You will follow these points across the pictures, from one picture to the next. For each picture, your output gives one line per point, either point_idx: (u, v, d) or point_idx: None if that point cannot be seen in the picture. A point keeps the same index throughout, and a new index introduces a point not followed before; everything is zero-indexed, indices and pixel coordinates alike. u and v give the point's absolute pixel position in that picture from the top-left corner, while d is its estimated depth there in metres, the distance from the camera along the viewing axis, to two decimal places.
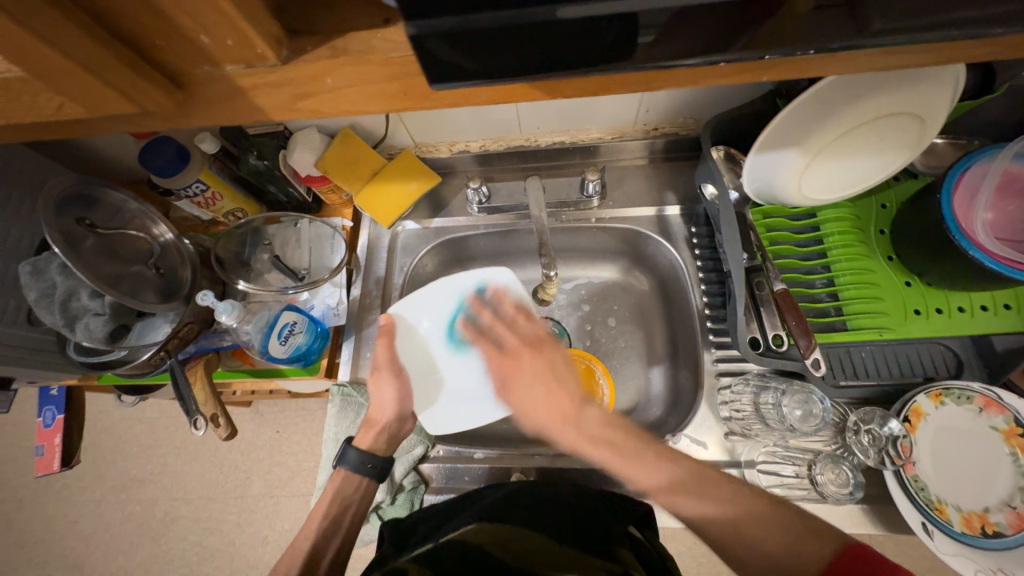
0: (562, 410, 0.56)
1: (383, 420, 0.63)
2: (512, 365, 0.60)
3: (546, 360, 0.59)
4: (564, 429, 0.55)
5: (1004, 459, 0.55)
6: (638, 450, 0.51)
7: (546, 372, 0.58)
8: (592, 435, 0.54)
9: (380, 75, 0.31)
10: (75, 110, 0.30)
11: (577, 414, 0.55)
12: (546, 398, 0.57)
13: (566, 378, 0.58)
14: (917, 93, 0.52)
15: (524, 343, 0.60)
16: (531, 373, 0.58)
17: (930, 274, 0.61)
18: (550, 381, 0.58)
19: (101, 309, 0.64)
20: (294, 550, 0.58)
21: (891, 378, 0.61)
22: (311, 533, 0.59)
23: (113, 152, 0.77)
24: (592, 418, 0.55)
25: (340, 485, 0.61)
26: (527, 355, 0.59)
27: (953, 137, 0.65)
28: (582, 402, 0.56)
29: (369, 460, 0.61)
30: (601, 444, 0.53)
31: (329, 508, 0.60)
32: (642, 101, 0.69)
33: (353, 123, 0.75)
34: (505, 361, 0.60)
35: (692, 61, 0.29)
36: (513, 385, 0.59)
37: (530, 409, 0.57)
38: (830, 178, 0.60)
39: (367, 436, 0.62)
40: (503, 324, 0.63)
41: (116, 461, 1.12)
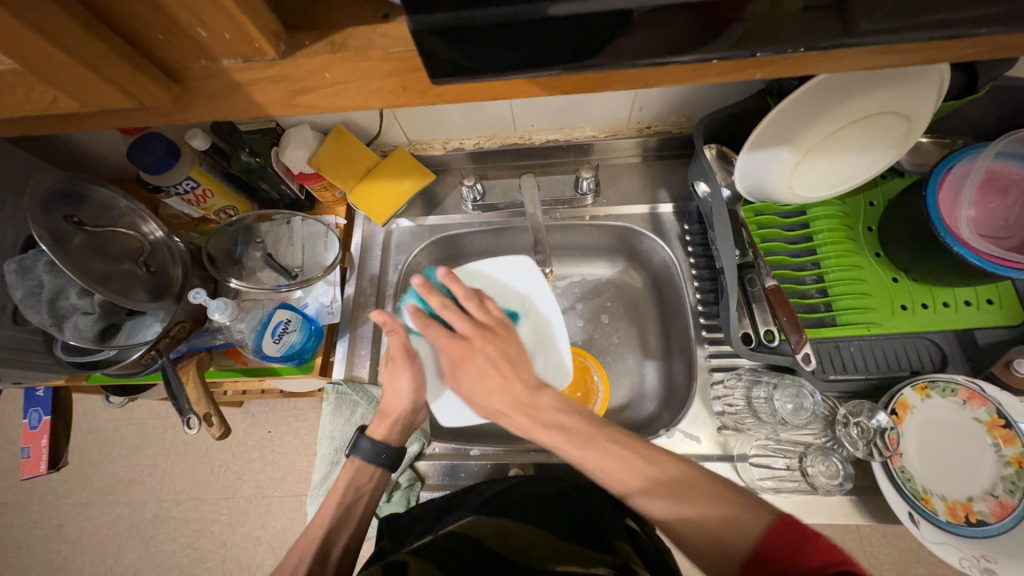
0: (514, 397, 0.56)
1: (396, 410, 0.62)
2: (463, 351, 0.58)
3: (499, 348, 0.58)
4: (517, 415, 0.56)
5: (988, 450, 0.56)
6: (605, 435, 0.52)
7: (500, 358, 0.58)
8: (544, 421, 0.54)
9: (380, 70, 0.31)
10: (70, 103, 0.30)
11: (531, 401, 0.56)
12: (499, 385, 0.57)
13: (518, 362, 0.58)
14: (904, 91, 0.53)
15: (476, 328, 0.59)
16: (484, 359, 0.58)
17: (915, 269, 0.62)
18: (503, 367, 0.57)
19: (91, 309, 0.62)
20: (305, 540, 0.58)
21: (878, 372, 0.62)
22: (325, 522, 0.59)
23: (101, 149, 0.75)
24: (546, 403, 0.55)
25: (353, 476, 0.61)
26: (479, 342, 0.58)
27: (938, 136, 0.67)
28: (537, 386, 0.57)
29: (385, 452, 0.61)
30: (555, 431, 0.53)
31: (342, 499, 0.60)
32: (635, 99, 0.70)
33: (346, 120, 0.75)
34: (457, 346, 0.58)
35: (683, 59, 0.29)
36: (465, 369, 0.58)
37: (483, 396, 0.57)
38: (821, 175, 0.61)
39: (381, 426, 0.62)
40: (454, 309, 0.60)
41: (104, 463, 1.11)
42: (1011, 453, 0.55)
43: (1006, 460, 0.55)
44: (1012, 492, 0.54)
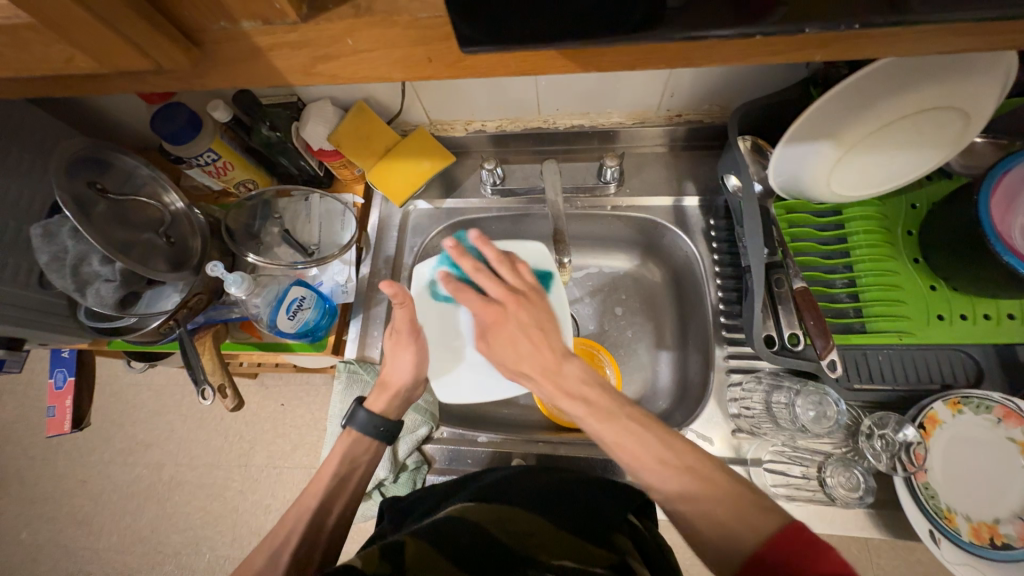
0: (545, 364, 0.52)
1: (397, 383, 0.62)
2: (496, 315, 0.53)
3: (533, 314, 0.53)
4: (543, 380, 0.52)
5: (1021, 472, 0.54)
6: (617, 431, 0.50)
7: (533, 323, 0.53)
8: (569, 391, 0.51)
9: (405, 39, 0.29)
10: (89, 63, 0.29)
11: (559, 368, 0.52)
12: (530, 352, 0.52)
13: (550, 331, 0.53)
14: (963, 85, 0.49)
15: (510, 292, 0.54)
16: (518, 326, 0.53)
17: (957, 278, 0.58)
18: (534, 334, 0.53)
19: (112, 276, 0.63)
20: (297, 509, 0.58)
21: (907, 384, 0.59)
22: (318, 491, 0.59)
23: (124, 116, 0.76)
24: (573, 373, 0.51)
25: (350, 447, 0.61)
26: (514, 307, 0.53)
27: (994, 136, 0.62)
28: (567, 355, 0.52)
29: (381, 424, 0.61)
30: (580, 403, 0.50)
31: (337, 468, 0.60)
32: (667, 85, 0.67)
33: (368, 96, 0.73)
34: (489, 310, 0.54)
35: (727, 33, 0.27)
36: (496, 335, 0.54)
37: (511, 362, 0.53)
38: (864, 173, 0.58)
39: (380, 399, 0.62)
40: (487, 272, 0.54)
41: (124, 425, 1.14)
42: None
43: None
44: None
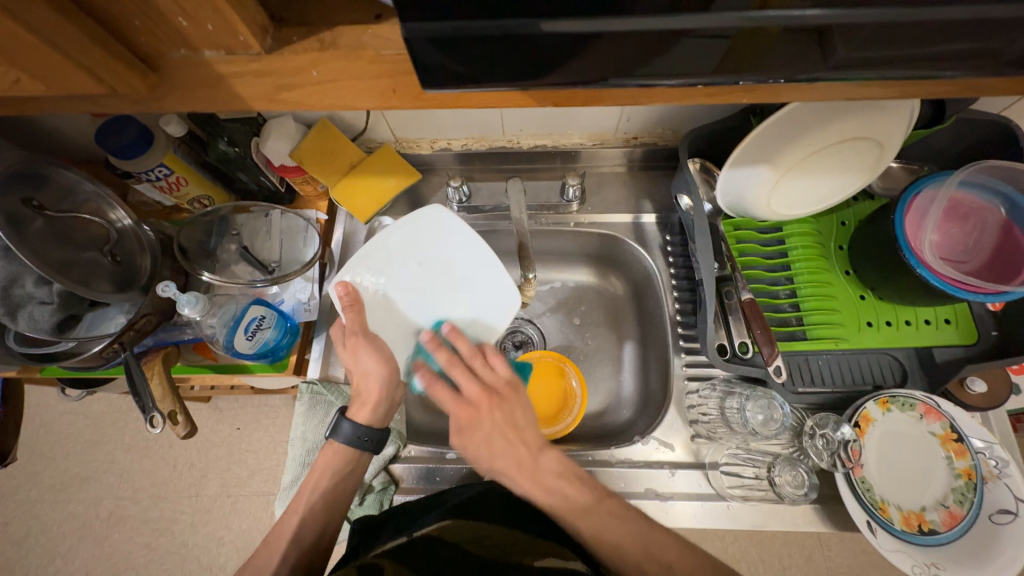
0: (521, 462, 0.55)
1: (373, 392, 0.60)
2: (472, 416, 0.56)
3: (508, 414, 0.56)
4: (519, 477, 0.55)
5: (940, 462, 0.60)
6: None
7: (503, 422, 0.56)
8: (548, 487, 0.54)
9: (371, 71, 0.31)
10: (36, 87, 0.28)
11: (534, 463, 0.55)
12: (505, 450, 0.56)
13: (524, 428, 0.57)
14: (876, 118, 0.56)
15: (485, 392, 0.57)
16: (494, 426, 0.56)
17: (882, 288, 0.65)
18: (509, 433, 0.56)
19: (48, 298, 0.60)
20: (279, 529, 0.57)
21: (844, 386, 0.65)
22: (299, 511, 0.57)
23: (65, 130, 0.72)
24: (549, 466, 0.55)
25: (332, 462, 0.59)
26: (487, 406, 0.56)
27: (906, 162, 0.70)
28: (539, 448, 0.56)
29: (366, 434, 0.59)
30: (557, 497, 0.53)
31: (318, 487, 0.58)
32: (622, 112, 0.71)
33: (331, 114, 0.73)
34: (463, 410, 0.56)
35: (670, 81, 0.30)
36: (472, 435, 0.56)
37: (489, 460, 0.56)
38: (799, 195, 0.63)
39: (362, 411, 0.60)
40: (460, 366, 0.58)
41: (56, 458, 1.05)
42: (962, 465, 0.59)
43: (957, 472, 0.59)
44: (961, 502, 0.57)
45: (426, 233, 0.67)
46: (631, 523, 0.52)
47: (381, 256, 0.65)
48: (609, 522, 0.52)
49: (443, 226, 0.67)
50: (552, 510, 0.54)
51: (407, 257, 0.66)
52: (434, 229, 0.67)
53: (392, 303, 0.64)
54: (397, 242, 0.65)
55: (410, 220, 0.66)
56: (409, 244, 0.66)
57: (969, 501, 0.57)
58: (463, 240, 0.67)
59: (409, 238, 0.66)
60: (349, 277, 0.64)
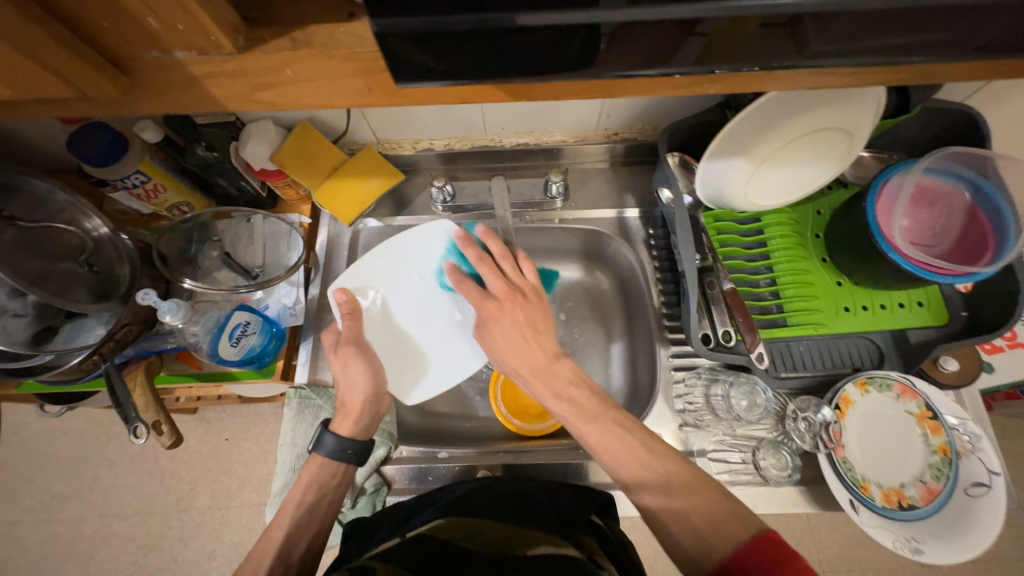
0: (534, 363, 0.56)
1: (356, 403, 0.60)
2: (494, 310, 0.57)
3: (528, 313, 0.57)
4: (532, 378, 0.56)
5: (918, 440, 0.62)
6: (598, 413, 0.54)
7: (527, 322, 0.57)
8: (556, 390, 0.55)
9: (345, 70, 0.31)
10: (2, 90, 0.28)
11: (547, 367, 0.56)
12: (524, 348, 0.56)
13: (543, 332, 0.57)
14: (845, 109, 0.58)
15: (510, 291, 0.58)
16: (513, 322, 0.57)
17: (856, 274, 0.67)
18: (530, 332, 0.57)
19: (23, 310, 0.59)
20: (263, 545, 0.55)
21: (826, 370, 0.67)
22: (285, 523, 0.56)
23: (35, 139, 0.70)
24: (562, 373, 0.56)
25: (317, 473, 0.58)
26: (510, 303, 0.57)
27: (876, 151, 0.72)
28: (555, 355, 0.57)
29: (350, 447, 0.58)
30: (564, 402, 0.55)
31: (303, 498, 0.57)
32: (602, 107, 0.72)
33: (311, 116, 0.73)
34: (488, 306, 0.57)
35: (648, 72, 0.31)
36: (493, 329, 0.57)
37: (507, 355, 0.57)
38: (774, 185, 0.65)
39: (345, 422, 0.59)
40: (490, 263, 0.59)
41: (37, 477, 1.02)
42: (937, 442, 0.61)
43: (933, 449, 0.61)
44: (938, 477, 0.60)
45: (429, 249, 0.69)
46: (632, 436, 0.52)
47: (383, 267, 0.68)
48: (617, 433, 0.52)
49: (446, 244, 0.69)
50: (559, 415, 0.55)
51: (407, 271, 0.68)
52: (436, 246, 0.69)
53: (388, 312, 0.67)
54: (399, 255, 0.68)
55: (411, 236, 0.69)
56: (413, 253, 0.69)
57: (945, 475, 0.59)
58: (460, 258, 0.69)
59: (413, 251, 0.69)
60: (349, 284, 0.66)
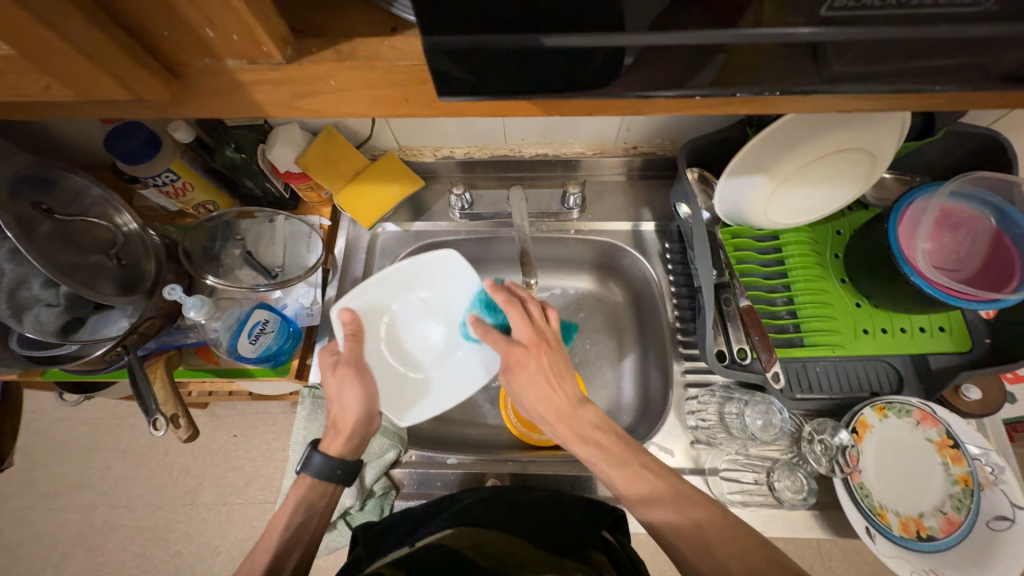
0: (560, 408, 0.56)
1: (348, 422, 0.60)
2: (521, 358, 0.56)
3: (555, 362, 0.56)
4: (558, 424, 0.56)
5: (938, 469, 0.60)
6: (627, 457, 0.53)
7: (555, 372, 0.56)
8: (582, 436, 0.55)
9: (384, 80, 0.32)
10: (64, 91, 0.30)
11: (573, 412, 0.56)
12: (549, 396, 0.56)
13: (568, 378, 0.57)
14: (870, 131, 0.57)
15: (538, 338, 0.57)
16: (539, 371, 0.56)
17: (877, 295, 0.66)
18: (555, 381, 0.56)
19: (53, 301, 0.60)
20: (250, 564, 0.54)
21: (842, 392, 0.66)
22: (271, 545, 0.55)
23: (73, 136, 0.73)
24: (588, 417, 0.55)
25: (305, 494, 0.58)
26: (537, 350, 0.56)
27: (899, 173, 0.72)
28: (582, 402, 0.56)
29: (338, 467, 0.58)
30: (592, 448, 0.54)
31: (290, 520, 0.56)
32: (622, 121, 0.72)
33: (337, 122, 0.74)
34: (514, 353, 0.57)
35: (670, 92, 0.32)
36: (518, 375, 0.57)
37: (532, 402, 0.56)
38: (794, 204, 0.65)
39: (335, 441, 0.59)
40: (518, 308, 0.58)
41: (51, 465, 1.04)
42: (958, 472, 0.59)
43: (954, 479, 0.59)
44: (958, 508, 0.58)
45: (438, 275, 0.69)
46: (663, 483, 0.51)
47: (386, 288, 0.67)
48: (645, 477, 0.52)
49: (454, 270, 0.68)
50: (589, 462, 0.54)
51: (410, 293, 0.69)
52: (443, 272, 0.69)
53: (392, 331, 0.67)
54: (404, 277, 0.68)
55: (420, 260, 0.68)
56: (418, 277, 0.68)
57: (966, 507, 0.58)
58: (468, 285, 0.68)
59: (419, 274, 0.68)
60: (352, 303, 0.65)
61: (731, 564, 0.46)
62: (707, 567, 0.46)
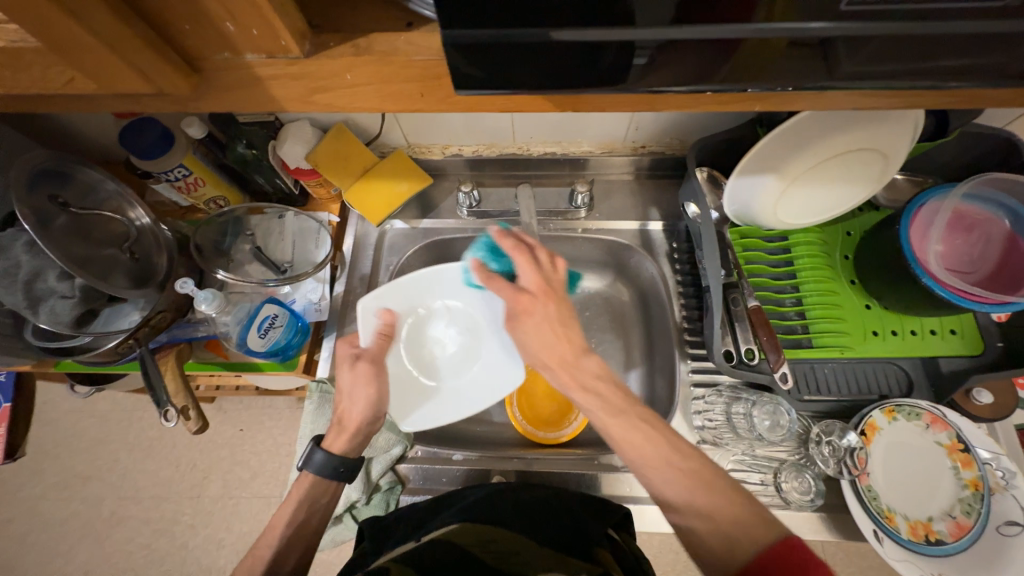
0: (562, 355, 0.53)
1: (355, 421, 0.59)
2: (526, 304, 0.54)
3: (560, 310, 0.54)
4: (559, 368, 0.53)
5: (947, 472, 0.60)
6: (625, 409, 0.50)
7: (560, 319, 0.54)
8: (585, 385, 0.51)
9: (401, 76, 0.32)
10: (87, 84, 0.30)
11: (577, 361, 0.53)
12: (552, 342, 0.53)
13: (574, 327, 0.54)
14: (883, 130, 0.57)
15: (543, 285, 0.55)
16: (543, 318, 0.54)
17: (887, 297, 0.65)
18: (559, 327, 0.53)
19: (69, 293, 0.61)
20: (252, 559, 0.55)
21: (850, 395, 0.65)
22: (274, 540, 0.55)
23: (88, 131, 0.74)
24: (591, 367, 0.52)
25: (308, 491, 0.58)
26: (543, 300, 0.54)
27: (911, 174, 0.71)
28: (586, 351, 0.53)
29: (341, 465, 0.58)
30: (593, 397, 0.50)
31: (292, 517, 0.56)
32: (631, 120, 0.72)
33: (347, 118, 0.75)
34: (520, 299, 0.55)
35: (682, 88, 0.32)
36: (522, 323, 0.55)
37: (533, 349, 0.54)
38: (805, 204, 0.64)
39: (339, 439, 0.59)
40: (526, 256, 0.56)
41: (60, 456, 1.06)
42: (969, 476, 0.59)
43: (964, 483, 0.59)
44: (968, 513, 0.57)
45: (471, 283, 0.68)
46: (663, 439, 0.48)
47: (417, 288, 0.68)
48: (642, 429, 0.48)
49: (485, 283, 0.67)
50: (587, 411, 0.50)
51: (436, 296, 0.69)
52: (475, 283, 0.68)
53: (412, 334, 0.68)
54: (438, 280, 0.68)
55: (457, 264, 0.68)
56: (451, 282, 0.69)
57: (976, 511, 0.57)
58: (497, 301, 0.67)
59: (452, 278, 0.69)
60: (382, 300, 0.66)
61: (731, 530, 0.43)
62: (703, 524, 0.44)
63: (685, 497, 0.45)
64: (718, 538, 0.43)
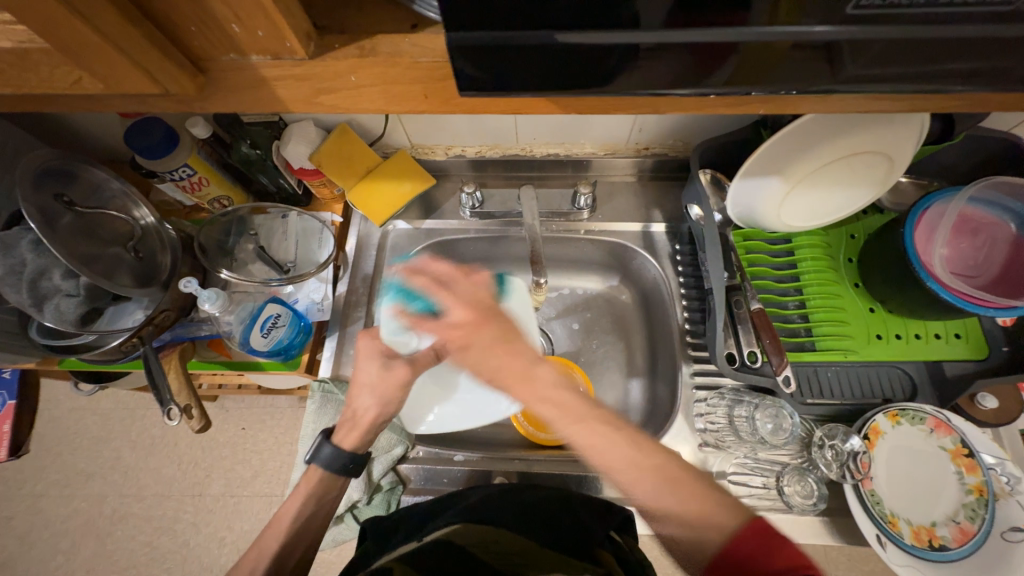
0: (512, 371, 0.51)
1: (366, 419, 0.57)
2: (461, 336, 0.54)
3: (496, 327, 0.53)
4: (513, 389, 0.51)
5: (951, 477, 0.59)
6: (583, 414, 0.47)
7: (496, 338, 0.53)
8: (540, 397, 0.49)
9: (406, 77, 0.32)
10: (95, 85, 0.30)
11: (528, 373, 0.50)
12: (502, 363, 0.51)
13: (515, 338, 0.53)
14: (886, 133, 0.57)
15: (468, 310, 0.55)
16: (482, 343, 0.53)
17: (891, 301, 0.65)
18: (501, 345, 0.52)
19: (74, 291, 0.62)
20: (255, 552, 0.55)
21: (854, 399, 0.65)
22: (280, 535, 0.56)
23: (93, 130, 0.74)
24: (545, 377, 0.50)
25: (316, 486, 0.57)
26: (475, 327, 0.54)
27: (916, 177, 0.71)
28: (534, 360, 0.51)
29: (349, 462, 0.57)
30: (549, 406, 0.48)
31: (298, 512, 0.56)
32: (634, 122, 0.72)
33: (351, 119, 0.75)
34: (456, 332, 0.55)
35: (682, 90, 0.32)
36: (467, 355, 0.54)
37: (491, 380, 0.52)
38: (808, 207, 0.64)
39: (350, 436, 0.57)
40: (444, 288, 0.57)
41: (63, 453, 1.06)
42: (973, 481, 0.59)
43: (969, 488, 0.58)
44: (972, 518, 0.57)
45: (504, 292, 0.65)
46: (620, 435, 0.45)
47: None
48: (601, 433, 0.45)
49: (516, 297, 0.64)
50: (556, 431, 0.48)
51: None
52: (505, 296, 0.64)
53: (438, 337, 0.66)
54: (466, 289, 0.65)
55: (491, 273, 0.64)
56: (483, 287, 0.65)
57: (981, 517, 0.57)
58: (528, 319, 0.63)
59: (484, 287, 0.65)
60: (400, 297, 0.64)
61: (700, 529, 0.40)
62: (677, 529, 0.41)
63: (657, 502, 0.43)
64: (688, 535, 0.41)
